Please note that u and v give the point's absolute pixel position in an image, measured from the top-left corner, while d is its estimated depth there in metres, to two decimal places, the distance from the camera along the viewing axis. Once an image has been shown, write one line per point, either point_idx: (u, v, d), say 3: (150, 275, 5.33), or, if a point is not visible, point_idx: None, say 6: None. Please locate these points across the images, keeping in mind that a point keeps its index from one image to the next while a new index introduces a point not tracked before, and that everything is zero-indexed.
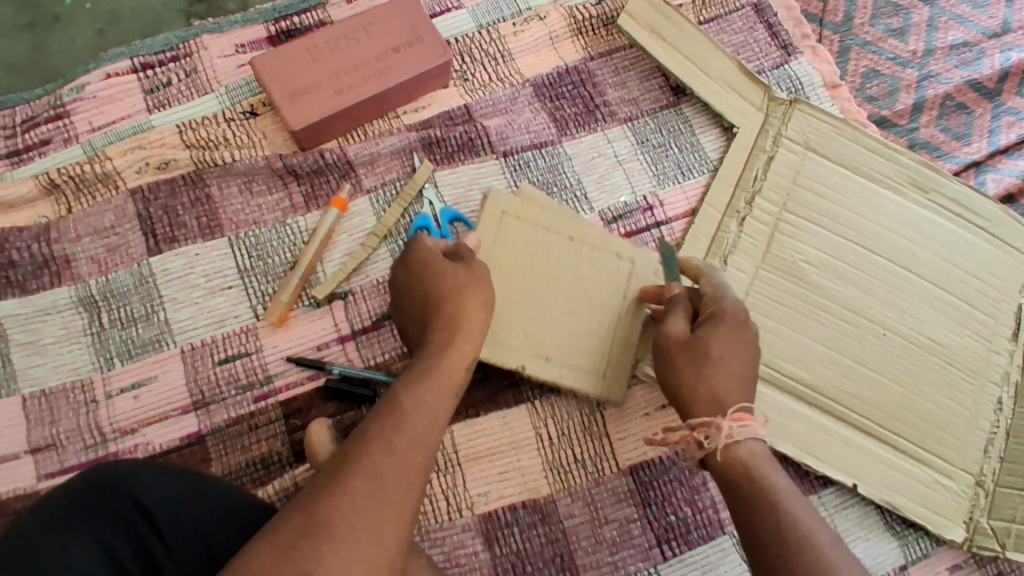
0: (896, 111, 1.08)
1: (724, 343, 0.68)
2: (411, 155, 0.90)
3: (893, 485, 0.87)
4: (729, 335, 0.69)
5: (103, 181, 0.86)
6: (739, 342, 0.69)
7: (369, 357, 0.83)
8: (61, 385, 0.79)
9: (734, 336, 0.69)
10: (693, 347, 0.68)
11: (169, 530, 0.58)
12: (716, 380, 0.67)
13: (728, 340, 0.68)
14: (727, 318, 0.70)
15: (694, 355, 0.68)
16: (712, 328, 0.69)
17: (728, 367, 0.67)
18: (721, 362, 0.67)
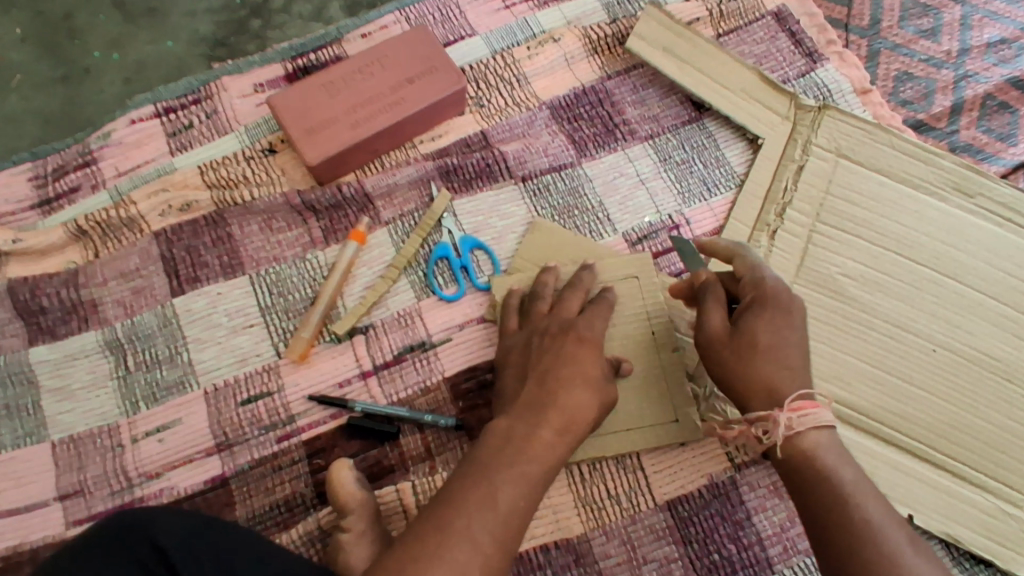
0: (934, 114, 1.03)
1: (769, 327, 0.66)
2: (428, 185, 0.89)
3: (952, 514, 0.80)
4: (774, 317, 0.67)
5: (128, 225, 0.87)
6: (785, 322, 0.67)
7: (391, 393, 0.81)
8: (89, 429, 0.79)
9: (781, 316, 0.67)
10: (733, 335, 0.67)
11: (187, 572, 0.55)
12: (768, 363, 0.65)
13: (773, 324, 0.66)
14: (769, 297, 0.68)
15: (736, 343, 0.66)
16: (752, 311, 0.68)
17: (781, 352, 0.65)
18: (771, 348, 0.65)
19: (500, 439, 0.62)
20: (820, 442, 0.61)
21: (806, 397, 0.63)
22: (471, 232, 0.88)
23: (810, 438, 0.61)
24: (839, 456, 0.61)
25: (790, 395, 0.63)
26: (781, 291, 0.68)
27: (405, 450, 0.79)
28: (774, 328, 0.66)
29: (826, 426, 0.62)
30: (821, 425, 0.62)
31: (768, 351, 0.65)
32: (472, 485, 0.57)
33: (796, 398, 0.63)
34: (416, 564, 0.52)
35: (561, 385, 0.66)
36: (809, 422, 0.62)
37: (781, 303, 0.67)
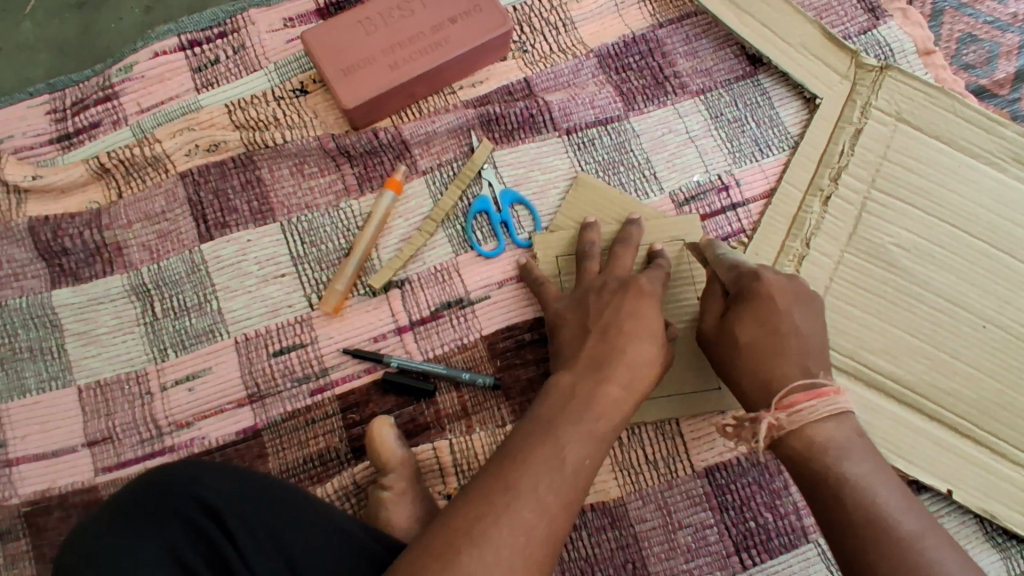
0: (996, 81, 0.97)
1: (749, 323, 0.66)
2: (469, 134, 0.85)
3: (989, 491, 0.80)
4: (748, 313, 0.67)
5: (153, 165, 0.83)
6: (764, 314, 0.66)
7: (427, 349, 0.79)
8: (115, 376, 0.77)
9: (756, 310, 0.67)
10: (722, 338, 0.68)
11: (238, 528, 0.54)
12: (752, 360, 0.65)
13: (750, 320, 0.66)
14: (744, 292, 0.68)
15: (722, 346, 0.68)
16: (733, 311, 0.68)
17: (766, 346, 0.65)
18: (753, 345, 0.66)
19: (564, 397, 0.59)
20: (824, 435, 0.59)
21: (802, 390, 0.61)
22: (512, 185, 0.84)
23: (808, 434, 0.59)
24: (847, 448, 0.58)
25: (780, 392, 0.62)
26: (754, 281, 0.68)
27: (441, 408, 0.78)
28: (752, 323, 0.66)
29: (830, 416, 0.59)
30: (821, 416, 0.59)
31: (753, 349, 0.65)
32: (538, 445, 0.55)
33: (786, 394, 0.61)
34: (483, 522, 0.50)
35: (624, 338, 0.64)
36: (804, 416, 0.59)
37: (757, 297, 0.67)
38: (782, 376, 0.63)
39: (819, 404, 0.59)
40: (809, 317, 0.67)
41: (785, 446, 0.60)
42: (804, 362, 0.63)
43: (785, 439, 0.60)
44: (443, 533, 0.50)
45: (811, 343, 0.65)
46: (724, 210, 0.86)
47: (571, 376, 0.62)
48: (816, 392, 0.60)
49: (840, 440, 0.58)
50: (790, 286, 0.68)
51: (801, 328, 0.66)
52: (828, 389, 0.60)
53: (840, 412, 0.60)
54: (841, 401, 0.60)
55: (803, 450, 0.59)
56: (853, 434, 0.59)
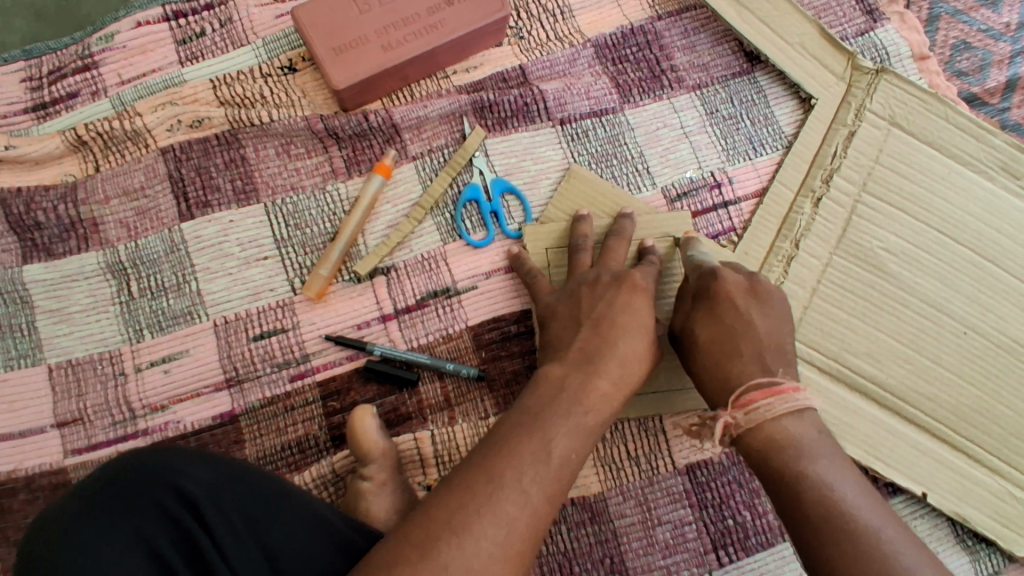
0: (988, 89, 0.97)
1: (707, 322, 0.67)
2: (461, 121, 0.83)
3: (964, 495, 0.81)
4: (706, 313, 0.68)
5: (133, 138, 0.80)
6: (721, 313, 0.67)
7: (411, 338, 0.77)
8: (88, 356, 0.75)
9: (712, 310, 0.68)
10: (682, 340, 0.69)
11: (217, 522, 0.52)
12: (709, 360, 0.66)
13: (707, 321, 0.67)
14: (702, 292, 0.69)
15: (683, 344, 0.69)
16: (692, 312, 0.69)
17: (723, 345, 0.66)
18: (711, 345, 0.66)
19: (552, 388, 0.59)
20: (782, 431, 0.59)
21: (760, 388, 0.62)
22: (504, 174, 0.82)
23: (767, 430, 0.59)
24: (806, 444, 0.58)
25: (738, 391, 0.63)
26: (711, 280, 0.69)
27: (424, 398, 0.76)
28: (710, 323, 0.67)
29: (788, 413, 0.60)
30: (778, 412, 0.60)
31: (712, 349, 0.66)
32: (524, 437, 0.54)
33: (743, 392, 0.62)
34: (464, 512, 0.49)
35: (616, 332, 0.64)
36: (761, 412, 0.60)
37: (714, 296, 0.68)
38: (739, 374, 0.64)
39: (776, 401, 0.60)
40: (767, 315, 0.68)
41: (746, 444, 0.60)
42: (762, 360, 0.64)
43: (745, 437, 0.60)
44: (423, 523, 0.49)
45: (768, 337, 0.66)
46: (716, 207, 0.86)
47: (561, 367, 0.61)
48: (773, 390, 0.61)
49: (800, 436, 0.59)
50: (748, 285, 0.69)
51: (759, 326, 0.66)
52: (786, 387, 0.61)
53: (798, 408, 0.60)
54: (800, 399, 0.60)
55: (762, 445, 0.59)
56: (813, 430, 0.59)
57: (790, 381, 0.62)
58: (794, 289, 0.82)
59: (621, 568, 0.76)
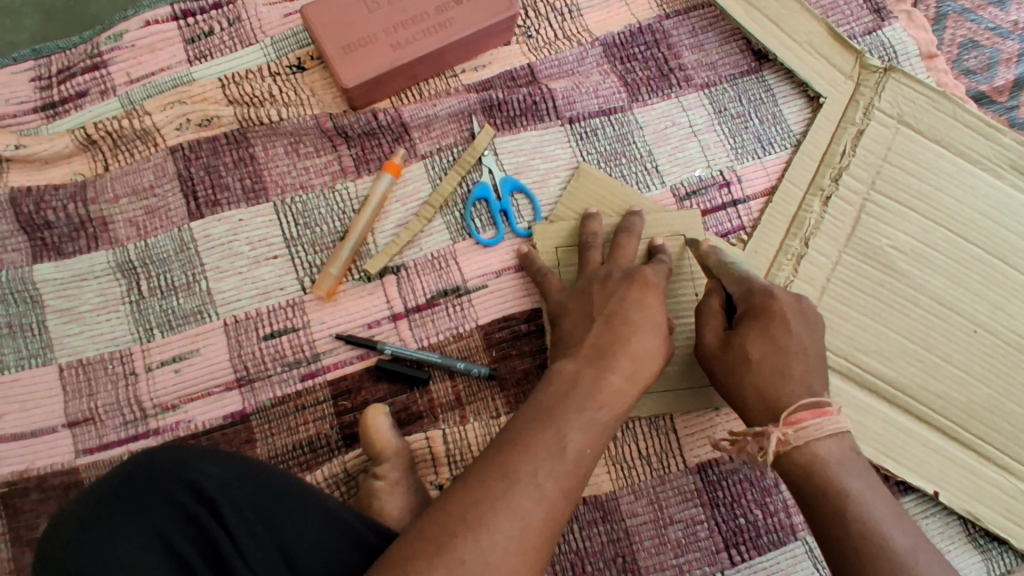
0: (995, 87, 0.97)
1: (758, 340, 0.65)
2: (470, 119, 0.83)
3: (974, 493, 0.81)
4: (757, 330, 0.66)
5: (142, 138, 0.80)
6: (773, 332, 0.66)
7: (422, 337, 0.77)
8: (98, 355, 0.75)
9: (765, 329, 0.66)
10: (727, 355, 0.67)
11: (233, 521, 0.52)
12: (758, 377, 0.64)
13: (758, 339, 0.65)
14: (753, 309, 0.67)
15: (728, 362, 0.67)
16: (740, 328, 0.67)
17: (774, 365, 0.64)
18: (761, 363, 0.64)
19: (566, 385, 0.59)
20: (826, 452, 0.59)
21: (807, 407, 0.61)
22: (513, 173, 0.82)
23: (812, 450, 0.59)
24: (847, 464, 0.58)
25: (785, 409, 0.61)
26: (766, 299, 0.67)
27: (435, 397, 0.76)
28: (761, 341, 0.65)
29: (832, 434, 0.59)
30: (825, 433, 0.59)
31: (761, 367, 0.64)
32: (538, 432, 0.55)
33: (791, 410, 0.61)
34: (479, 506, 0.50)
35: (629, 329, 0.64)
36: (810, 432, 0.59)
37: (767, 315, 0.66)
38: (787, 395, 0.62)
39: (823, 422, 0.59)
40: (814, 337, 0.67)
41: (787, 461, 0.60)
42: (809, 382, 0.63)
43: (788, 454, 0.60)
44: (439, 518, 0.50)
45: (815, 361, 0.65)
46: (725, 206, 0.86)
47: (574, 363, 0.61)
48: (821, 411, 0.60)
49: (841, 456, 0.59)
50: (798, 306, 0.68)
51: (808, 348, 0.65)
52: (832, 408, 0.60)
53: (842, 430, 0.60)
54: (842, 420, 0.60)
55: (805, 464, 0.58)
56: (851, 451, 0.59)
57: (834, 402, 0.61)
58: (804, 287, 0.82)
59: (632, 567, 0.76)
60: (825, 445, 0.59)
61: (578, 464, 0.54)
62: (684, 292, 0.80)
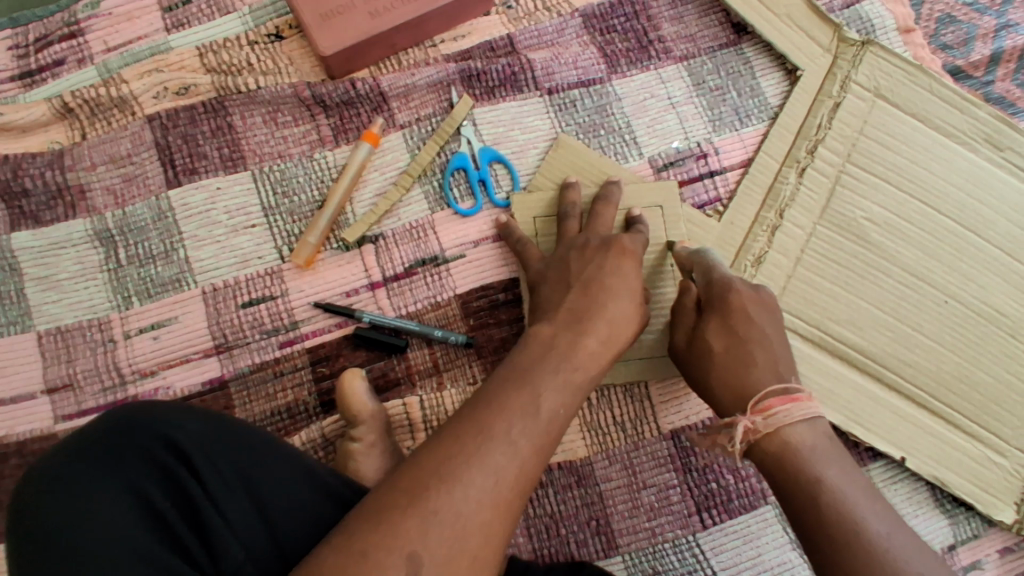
0: (972, 62, 0.98)
1: (720, 333, 0.67)
2: (448, 89, 0.83)
3: (942, 459, 0.83)
4: (718, 322, 0.68)
5: (119, 106, 0.80)
6: (733, 322, 0.67)
7: (400, 306, 0.78)
8: (77, 323, 0.75)
9: (725, 320, 0.67)
10: (696, 348, 0.69)
11: (210, 476, 0.53)
12: (726, 371, 0.65)
13: (720, 330, 0.67)
14: (713, 301, 0.69)
15: (695, 357, 0.69)
16: (704, 321, 0.69)
17: (737, 355, 0.65)
18: (725, 354, 0.66)
19: (542, 346, 0.60)
20: (798, 437, 0.58)
21: (777, 393, 0.61)
22: (492, 144, 0.83)
23: (783, 436, 0.58)
24: (820, 451, 0.57)
25: (755, 397, 0.62)
26: (725, 290, 0.69)
27: (413, 364, 0.77)
28: (722, 332, 0.67)
29: (804, 419, 0.59)
30: (795, 419, 0.59)
31: (726, 359, 0.66)
32: (513, 391, 0.55)
33: (760, 399, 0.61)
34: (453, 461, 0.50)
35: (605, 294, 0.65)
36: (779, 418, 0.59)
37: (726, 304, 0.68)
38: (755, 383, 0.63)
39: (793, 408, 0.59)
40: (776, 324, 0.68)
41: (760, 449, 0.59)
42: (776, 368, 0.63)
43: (760, 442, 0.59)
44: (411, 473, 0.50)
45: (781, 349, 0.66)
46: (702, 177, 0.87)
47: (550, 327, 0.62)
48: (790, 397, 0.60)
49: (814, 443, 0.58)
50: (760, 296, 0.69)
51: (771, 335, 0.66)
52: (802, 394, 0.60)
53: (814, 416, 0.59)
54: (814, 406, 0.60)
55: (775, 450, 0.58)
56: (827, 440, 0.58)
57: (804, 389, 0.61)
58: (778, 259, 0.84)
59: (607, 530, 0.77)
60: (797, 430, 0.58)
61: (551, 422, 0.55)
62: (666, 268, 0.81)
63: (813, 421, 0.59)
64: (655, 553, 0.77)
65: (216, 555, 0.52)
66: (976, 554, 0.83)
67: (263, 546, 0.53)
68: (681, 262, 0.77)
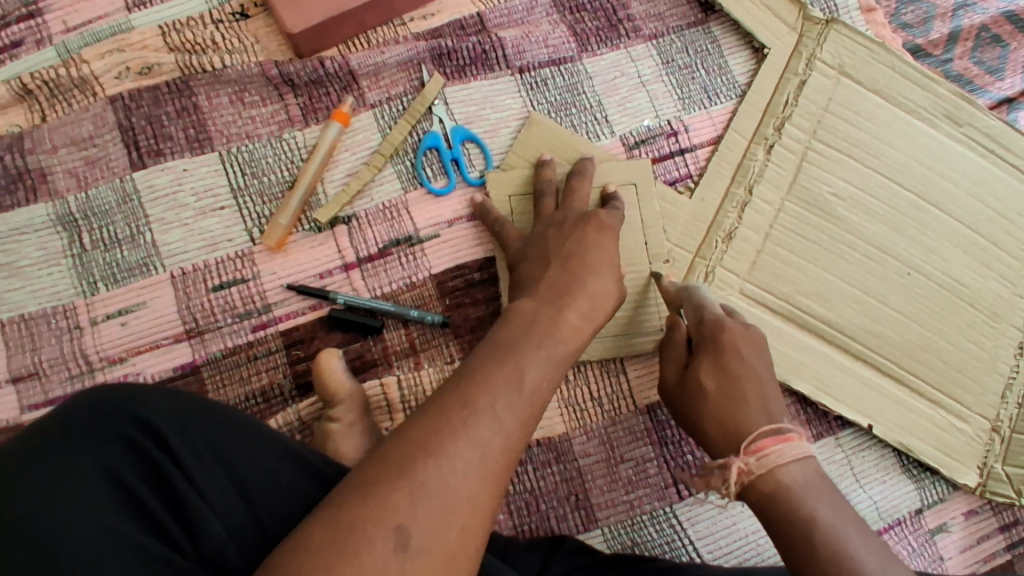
0: (931, 41, 1.01)
1: (711, 371, 0.68)
2: (419, 68, 0.82)
3: (906, 427, 0.85)
4: (710, 360, 0.68)
5: (80, 87, 0.78)
6: (726, 364, 0.67)
7: (375, 286, 0.78)
8: (41, 310, 0.73)
9: (717, 359, 0.68)
10: (687, 389, 0.69)
11: (186, 453, 0.53)
12: (718, 409, 0.66)
13: (711, 369, 0.68)
14: (704, 339, 0.70)
15: (687, 398, 0.69)
16: (697, 360, 0.69)
17: (730, 394, 0.66)
18: (716, 394, 0.66)
19: (524, 321, 0.60)
20: (791, 477, 0.59)
21: (770, 433, 0.62)
22: (463, 123, 0.82)
23: (777, 477, 0.59)
24: (813, 490, 0.59)
25: (747, 438, 0.62)
26: (717, 331, 0.69)
27: (389, 345, 0.77)
28: (714, 371, 0.67)
29: (795, 459, 0.60)
30: (788, 459, 0.60)
31: (717, 397, 0.66)
32: (495, 365, 0.55)
33: (753, 440, 0.62)
34: (439, 437, 0.49)
35: (585, 270, 0.66)
36: (773, 458, 0.60)
37: (718, 344, 0.68)
38: (747, 423, 0.64)
39: (786, 448, 0.60)
40: (768, 365, 0.69)
41: (753, 490, 0.60)
42: (768, 408, 0.64)
43: (754, 483, 0.60)
44: (398, 446, 0.49)
45: (771, 388, 0.67)
46: (673, 155, 0.87)
47: (532, 302, 0.63)
48: (782, 437, 0.61)
49: (806, 483, 0.59)
50: (750, 334, 0.70)
51: (761, 375, 0.67)
52: (794, 434, 0.61)
53: (805, 456, 0.60)
54: (804, 445, 0.61)
55: (770, 492, 0.59)
56: (817, 477, 0.60)
57: (795, 428, 0.62)
58: (748, 234, 0.85)
59: (586, 504, 0.78)
60: (790, 472, 0.59)
61: (535, 393, 0.55)
62: (653, 297, 0.81)
63: (802, 461, 0.60)
64: (633, 525, 0.78)
65: (197, 534, 0.51)
66: (942, 517, 0.86)
67: (243, 524, 0.54)
68: (670, 300, 0.78)
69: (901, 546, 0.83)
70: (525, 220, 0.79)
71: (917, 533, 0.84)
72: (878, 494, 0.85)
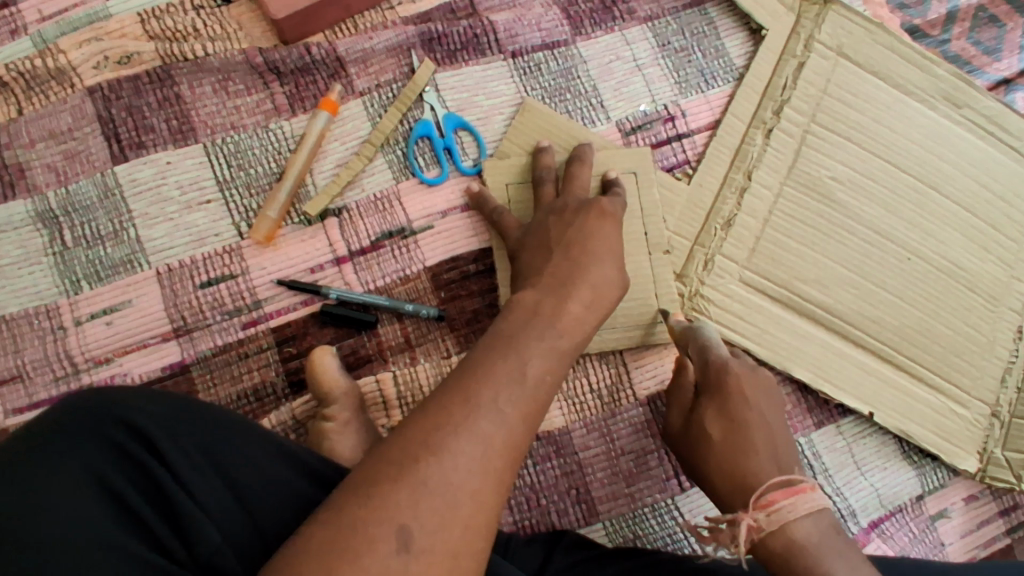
0: (929, 21, 0.99)
1: (718, 420, 0.68)
2: (409, 54, 0.80)
3: (907, 412, 0.85)
4: (717, 409, 0.68)
5: (57, 78, 0.75)
6: (732, 410, 0.68)
7: (368, 280, 0.76)
8: (23, 311, 0.71)
9: (723, 407, 0.68)
10: (693, 433, 0.70)
11: (177, 457, 0.51)
12: (726, 458, 0.66)
13: (717, 418, 0.68)
14: (710, 384, 0.69)
15: (693, 444, 0.69)
16: (701, 407, 0.70)
17: (736, 444, 0.66)
18: (723, 442, 0.67)
19: (526, 314, 0.58)
20: (803, 533, 0.58)
21: (780, 487, 0.61)
22: (455, 110, 0.80)
23: (789, 533, 0.58)
24: (827, 547, 0.57)
25: (757, 491, 0.62)
26: (723, 374, 0.69)
27: (384, 340, 0.75)
28: (720, 420, 0.68)
29: (808, 514, 0.59)
30: (800, 513, 0.59)
31: (724, 446, 0.66)
32: (498, 361, 0.53)
33: (762, 494, 0.61)
34: (441, 433, 0.48)
35: (588, 258, 0.64)
36: (783, 514, 0.59)
37: (723, 389, 0.69)
38: None
39: (797, 501, 0.59)
40: (774, 407, 0.69)
41: (764, 547, 0.59)
42: (774, 454, 0.65)
43: (764, 539, 0.59)
44: (398, 443, 0.48)
45: (779, 434, 0.67)
46: (670, 140, 0.86)
47: (533, 294, 0.61)
48: (794, 490, 0.60)
49: (820, 538, 0.58)
50: (756, 377, 0.70)
51: (769, 421, 0.68)
52: (804, 486, 0.61)
53: (818, 510, 0.59)
54: (817, 498, 0.60)
55: (782, 549, 0.57)
56: (831, 533, 0.58)
57: (806, 480, 0.61)
58: (747, 221, 0.84)
59: (586, 498, 0.77)
60: (803, 528, 0.58)
61: (538, 388, 0.53)
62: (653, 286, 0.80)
63: (815, 517, 0.59)
64: (634, 518, 0.78)
65: (191, 541, 0.50)
66: (942, 503, 0.85)
67: (239, 529, 0.52)
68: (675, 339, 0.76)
69: (902, 534, 0.83)
70: (523, 208, 0.77)
71: (917, 519, 0.84)
72: (879, 481, 0.84)
